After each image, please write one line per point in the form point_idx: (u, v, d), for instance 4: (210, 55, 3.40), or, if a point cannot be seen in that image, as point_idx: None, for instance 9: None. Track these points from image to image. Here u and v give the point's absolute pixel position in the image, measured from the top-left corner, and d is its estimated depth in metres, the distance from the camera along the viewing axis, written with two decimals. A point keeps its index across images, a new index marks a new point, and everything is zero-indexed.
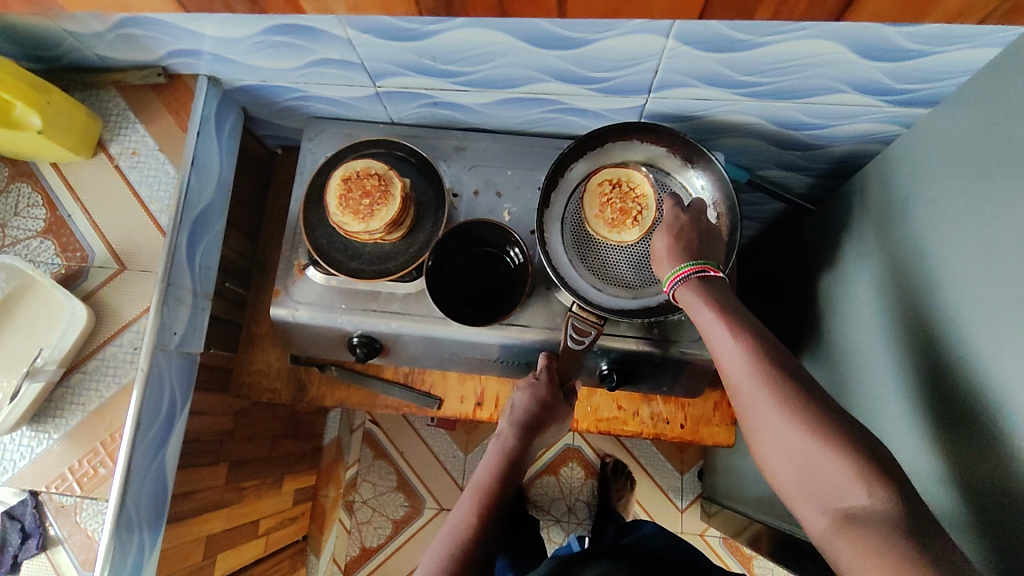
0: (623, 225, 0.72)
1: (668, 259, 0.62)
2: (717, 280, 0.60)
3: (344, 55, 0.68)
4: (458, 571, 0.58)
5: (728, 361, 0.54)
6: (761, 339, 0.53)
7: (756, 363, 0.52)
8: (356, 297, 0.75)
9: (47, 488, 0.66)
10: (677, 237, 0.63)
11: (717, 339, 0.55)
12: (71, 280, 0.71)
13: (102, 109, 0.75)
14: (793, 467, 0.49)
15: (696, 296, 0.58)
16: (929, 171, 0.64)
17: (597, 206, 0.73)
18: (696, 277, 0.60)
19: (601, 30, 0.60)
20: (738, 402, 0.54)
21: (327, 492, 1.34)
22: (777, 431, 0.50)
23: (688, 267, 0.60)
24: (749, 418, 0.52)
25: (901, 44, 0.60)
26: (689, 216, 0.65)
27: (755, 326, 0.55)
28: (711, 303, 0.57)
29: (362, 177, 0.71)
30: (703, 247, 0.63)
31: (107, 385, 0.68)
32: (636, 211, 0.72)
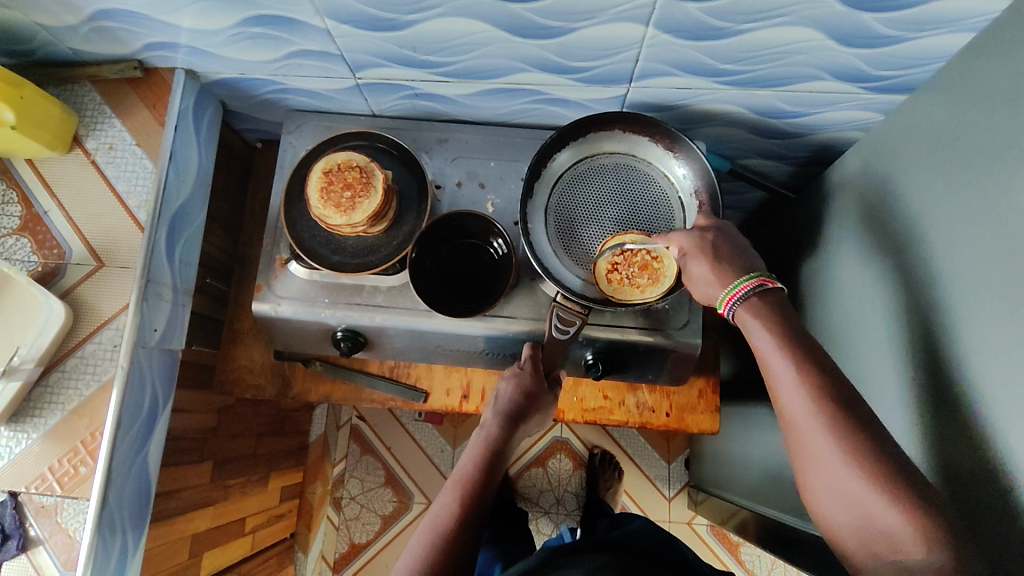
0: (656, 270, 0.70)
1: (717, 281, 0.61)
2: (773, 293, 0.59)
3: (325, 47, 0.68)
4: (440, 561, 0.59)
5: (784, 386, 0.54)
6: (820, 368, 0.54)
7: (816, 396, 0.52)
8: (339, 290, 0.75)
9: (26, 488, 0.65)
10: (716, 257, 0.62)
11: (781, 371, 0.55)
12: (49, 277, 0.69)
13: (77, 103, 0.74)
14: (839, 504, 0.51)
15: (754, 315, 0.58)
16: (907, 158, 0.65)
17: (628, 283, 0.71)
18: (755, 294, 0.59)
19: (580, 18, 0.60)
20: (787, 426, 0.55)
21: (314, 488, 1.35)
22: (827, 464, 0.51)
23: (745, 283, 0.59)
24: (796, 443, 0.54)
25: (878, 30, 0.61)
26: (715, 232, 0.64)
27: (816, 353, 0.55)
28: (774, 329, 0.56)
29: (343, 170, 0.71)
30: (744, 260, 0.62)
31: (86, 384, 0.67)
32: (644, 252, 0.71)
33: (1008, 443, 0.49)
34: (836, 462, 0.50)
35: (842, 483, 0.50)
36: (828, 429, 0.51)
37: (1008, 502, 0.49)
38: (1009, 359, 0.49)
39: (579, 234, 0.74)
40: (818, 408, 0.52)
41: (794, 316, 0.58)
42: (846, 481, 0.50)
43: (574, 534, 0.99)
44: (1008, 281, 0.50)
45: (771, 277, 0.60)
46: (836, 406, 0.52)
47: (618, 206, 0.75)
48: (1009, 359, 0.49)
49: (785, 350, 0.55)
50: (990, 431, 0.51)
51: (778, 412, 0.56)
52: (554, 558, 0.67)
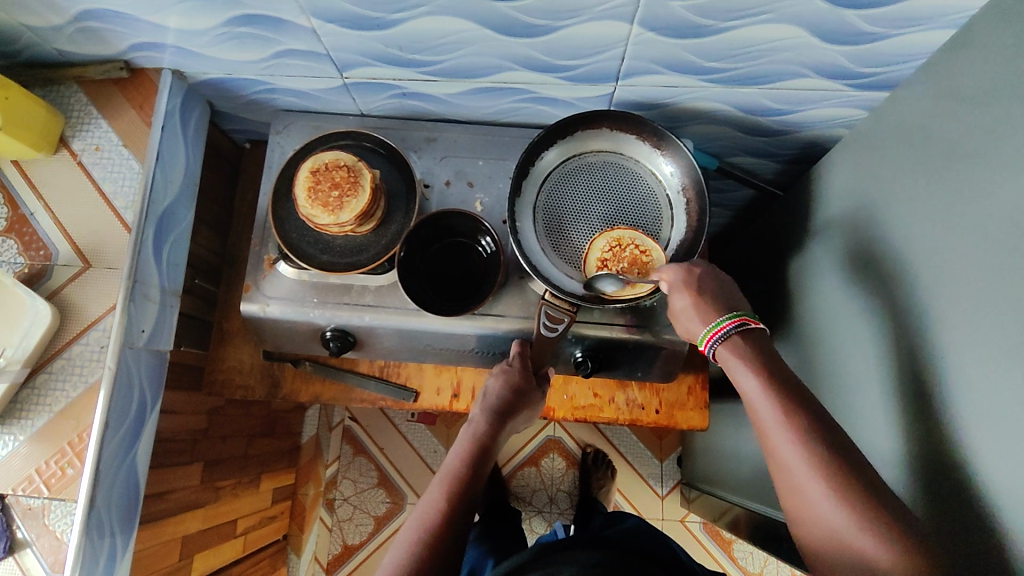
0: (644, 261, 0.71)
1: (699, 318, 0.63)
2: (756, 334, 0.61)
3: (312, 46, 0.68)
4: (428, 557, 0.59)
5: (767, 422, 0.56)
6: (801, 405, 0.55)
7: (800, 436, 0.53)
8: (328, 290, 0.75)
9: (13, 490, 0.65)
10: (698, 292, 0.64)
11: (766, 413, 0.56)
12: (35, 279, 0.69)
13: (63, 104, 0.74)
14: (826, 534, 0.51)
15: (735, 355, 0.60)
16: (891, 154, 0.65)
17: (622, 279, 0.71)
18: (736, 331, 0.61)
19: (565, 16, 0.61)
20: (772, 462, 0.56)
21: (307, 490, 1.36)
22: (812, 497, 0.52)
23: (726, 322, 0.61)
24: (781, 478, 0.55)
25: (860, 26, 0.61)
26: (702, 269, 0.65)
27: (798, 390, 0.57)
28: (757, 369, 0.58)
29: (330, 169, 0.71)
30: (725, 299, 0.64)
31: (74, 385, 0.67)
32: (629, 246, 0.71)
33: (989, 436, 0.49)
34: (820, 495, 0.51)
35: (827, 515, 0.51)
36: (810, 463, 0.52)
37: (988, 493, 0.49)
38: (989, 351, 0.50)
39: (567, 232, 0.74)
40: (799, 443, 0.53)
41: (776, 355, 0.60)
42: (830, 512, 0.51)
43: (567, 532, 1.00)
44: (988, 274, 0.51)
45: (752, 316, 0.62)
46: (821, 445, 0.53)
47: (605, 204, 0.76)
48: (989, 352, 0.50)
49: (769, 390, 0.56)
50: (971, 423, 0.51)
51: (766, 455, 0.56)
52: (544, 556, 0.67)
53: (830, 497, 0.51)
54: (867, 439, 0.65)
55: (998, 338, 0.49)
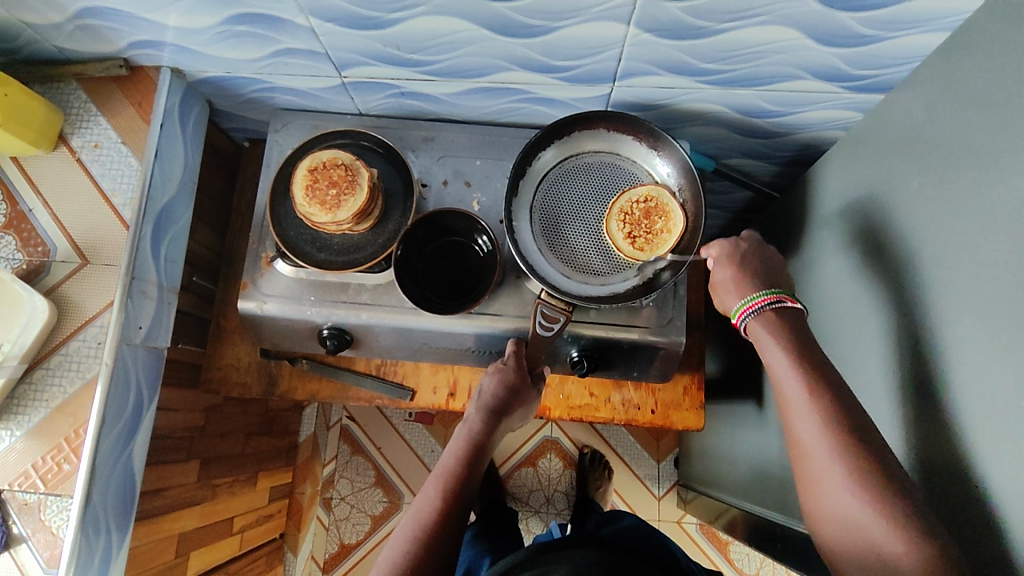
0: (653, 211, 0.72)
1: (735, 291, 0.65)
2: (791, 311, 0.62)
3: (311, 45, 0.68)
4: (423, 553, 0.59)
5: (790, 396, 0.57)
6: (828, 385, 0.56)
7: (826, 417, 0.55)
8: (326, 289, 0.75)
9: (9, 485, 0.65)
10: (741, 268, 0.66)
11: (791, 392, 0.57)
12: (33, 275, 0.69)
13: (62, 101, 0.74)
14: (835, 512, 0.53)
15: (767, 328, 0.61)
16: (886, 156, 0.66)
17: (650, 234, 0.71)
18: (770, 308, 0.62)
19: (563, 17, 0.61)
20: (791, 437, 0.57)
21: (304, 489, 1.36)
22: (827, 476, 0.53)
23: (761, 297, 0.63)
24: (798, 454, 0.56)
25: (855, 28, 0.61)
26: (748, 245, 0.68)
27: (827, 370, 0.58)
28: (787, 347, 0.59)
29: (328, 168, 0.71)
30: (769, 276, 0.66)
31: (70, 380, 0.67)
32: (635, 207, 0.72)
33: (989, 435, 0.49)
34: (835, 474, 0.53)
35: (839, 494, 0.52)
36: (831, 442, 0.54)
37: (988, 492, 0.49)
38: (987, 352, 0.50)
39: (564, 232, 0.75)
40: (821, 421, 0.55)
41: (808, 332, 0.61)
42: (842, 487, 0.52)
43: (564, 531, 1.00)
44: (984, 275, 0.51)
45: (791, 296, 0.63)
46: (843, 428, 0.54)
47: (603, 204, 0.76)
48: (985, 351, 0.50)
49: (796, 368, 0.58)
50: (970, 422, 0.51)
51: (787, 432, 0.58)
52: (540, 557, 0.66)
53: (844, 476, 0.52)
54: None
55: (995, 338, 0.49)
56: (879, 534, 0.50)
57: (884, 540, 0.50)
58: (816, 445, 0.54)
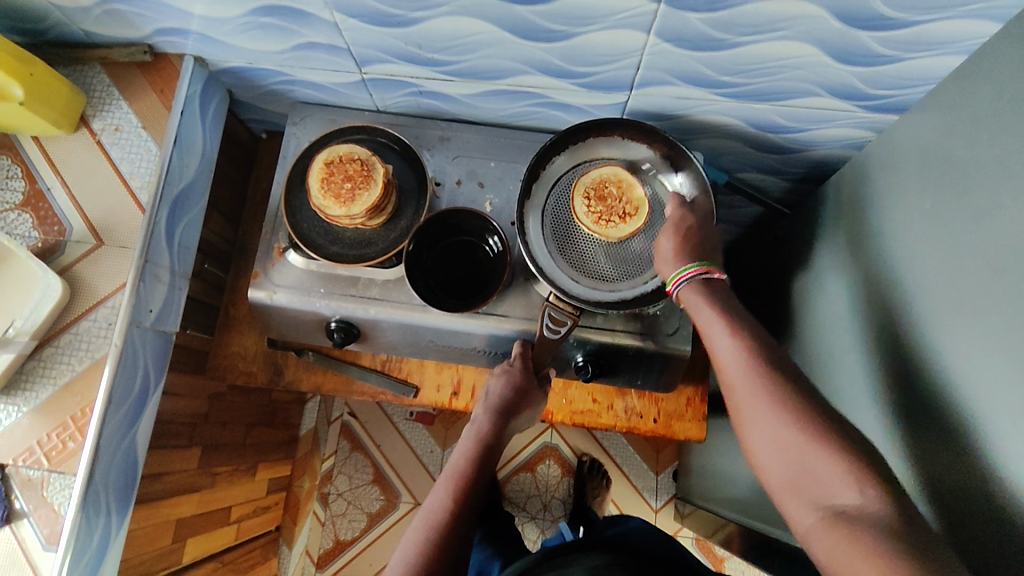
0: (600, 189, 0.74)
1: (673, 260, 0.65)
2: (719, 281, 0.63)
3: (333, 39, 0.69)
4: (435, 555, 0.59)
5: (723, 360, 0.57)
6: (757, 341, 0.57)
7: (752, 359, 0.55)
8: (336, 282, 0.75)
9: (14, 461, 0.65)
10: (683, 240, 0.66)
11: (718, 339, 0.58)
12: (48, 253, 0.70)
13: (86, 84, 0.75)
14: (784, 461, 0.51)
15: (697, 292, 0.62)
16: (898, 176, 0.66)
17: (618, 191, 0.74)
18: (700, 278, 0.63)
19: (583, 23, 0.62)
20: (730, 400, 0.56)
21: (302, 483, 1.34)
22: (767, 424, 0.52)
23: (692, 267, 0.63)
24: (738, 415, 0.56)
25: (874, 46, 0.62)
26: (694, 219, 0.68)
27: (756, 331, 0.58)
28: (711, 302, 0.60)
29: (344, 162, 0.72)
30: (706, 247, 0.66)
31: (79, 359, 0.68)
32: (597, 209, 0.73)
33: (994, 460, 0.49)
34: (774, 421, 0.52)
35: (782, 437, 0.51)
36: (765, 392, 0.53)
37: (994, 514, 0.49)
38: (992, 374, 0.50)
39: (575, 236, 0.75)
40: (750, 365, 0.55)
41: (731, 294, 0.62)
42: (780, 425, 0.52)
43: (574, 534, 0.99)
44: (994, 297, 0.51)
45: (717, 268, 0.64)
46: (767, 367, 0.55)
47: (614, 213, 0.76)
48: (991, 374, 0.50)
49: (723, 319, 0.59)
50: (975, 447, 0.51)
51: (720, 385, 0.58)
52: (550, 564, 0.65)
53: (783, 420, 0.52)
54: None
55: (1001, 360, 0.49)
56: (832, 471, 0.48)
57: (837, 477, 0.48)
58: (751, 398, 0.54)
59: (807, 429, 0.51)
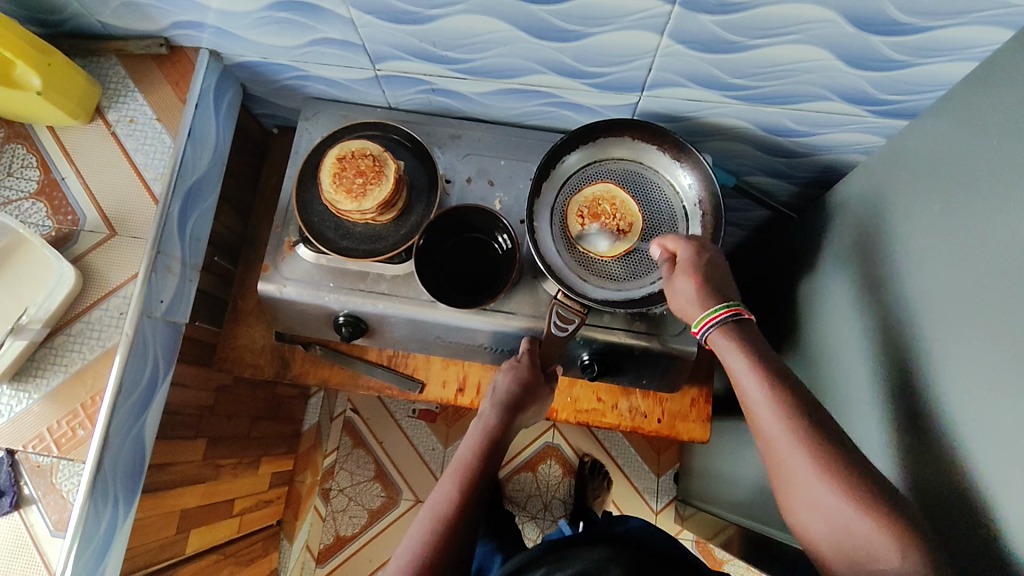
0: (595, 207, 0.75)
1: (697, 301, 0.64)
2: (747, 323, 0.62)
3: (348, 35, 0.70)
4: (439, 549, 0.59)
5: (765, 421, 0.56)
6: (797, 399, 0.56)
7: (791, 418, 0.55)
8: (345, 276, 0.76)
9: (24, 447, 0.66)
10: (703, 279, 0.64)
11: (753, 392, 0.57)
12: (61, 242, 0.71)
13: (101, 75, 0.76)
14: (830, 527, 0.52)
15: (732, 344, 0.60)
16: (905, 181, 0.66)
17: (611, 208, 0.75)
18: (731, 320, 0.62)
19: (597, 23, 0.62)
20: (767, 454, 0.57)
21: (304, 477, 1.36)
22: (813, 490, 0.53)
23: (721, 310, 0.62)
24: (778, 472, 0.56)
25: (885, 51, 0.62)
26: (710, 257, 0.66)
27: (793, 384, 0.57)
28: (745, 350, 0.59)
29: (356, 157, 0.73)
30: (726, 287, 0.65)
31: (90, 348, 0.68)
32: (591, 226, 0.75)
33: (997, 463, 0.49)
34: (821, 488, 0.52)
35: (825, 503, 0.52)
36: (807, 457, 0.53)
37: (995, 517, 0.49)
38: (996, 377, 0.50)
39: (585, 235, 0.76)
40: (789, 427, 0.55)
41: (763, 339, 0.61)
42: (824, 492, 0.52)
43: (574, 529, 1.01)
44: (999, 301, 0.52)
45: (744, 308, 0.63)
46: (807, 427, 0.54)
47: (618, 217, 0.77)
48: (996, 378, 0.50)
49: (758, 373, 0.57)
50: (978, 450, 0.51)
51: (757, 438, 0.58)
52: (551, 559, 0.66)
53: (830, 488, 0.52)
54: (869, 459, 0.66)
55: (1006, 364, 0.50)
56: (881, 545, 0.50)
57: (886, 549, 0.49)
58: (796, 464, 0.54)
59: (856, 499, 0.51)
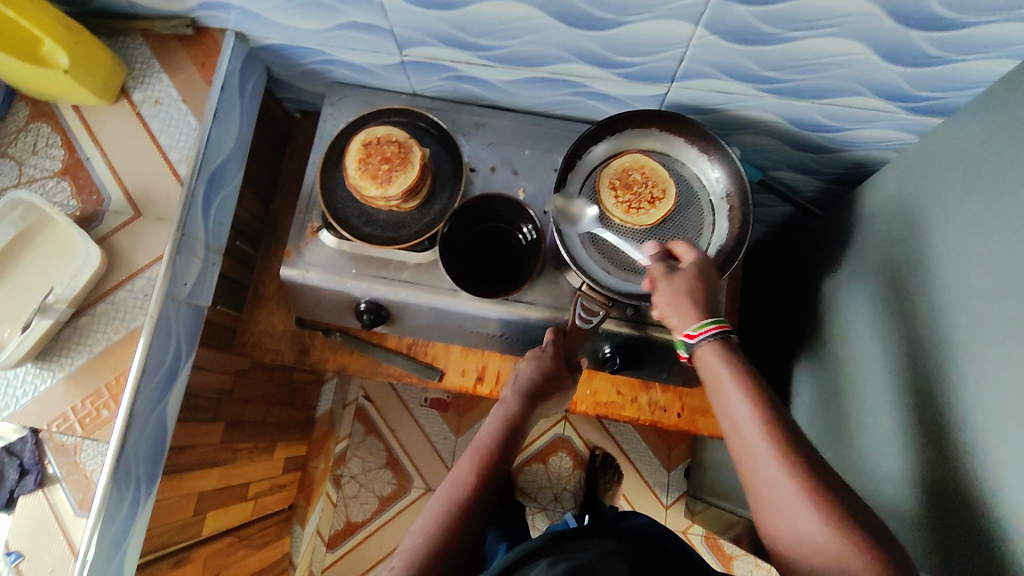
0: (623, 181, 0.75)
1: (690, 312, 0.62)
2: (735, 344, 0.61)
3: (376, 20, 0.69)
4: (452, 531, 0.59)
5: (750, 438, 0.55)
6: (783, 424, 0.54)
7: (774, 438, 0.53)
8: (367, 263, 0.75)
9: (48, 427, 0.66)
10: (698, 292, 0.63)
11: (738, 408, 0.56)
12: (86, 222, 0.70)
13: (127, 55, 0.75)
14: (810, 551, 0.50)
15: (722, 361, 0.59)
16: (939, 178, 0.65)
17: (637, 179, 0.75)
18: (718, 336, 0.60)
19: (631, 12, 0.61)
20: (744, 471, 0.55)
21: (316, 463, 1.36)
22: (792, 511, 0.51)
23: (711, 325, 0.61)
24: (758, 493, 0.53)
25: (925, 45, 0.61)
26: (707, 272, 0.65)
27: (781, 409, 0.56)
28: (734, 368, 0.58)
29: (382, 144, 0.72)
30: (715, 305, 0.64)
31: (115, 329, 0.68)
32: (626, 202, 0.74)
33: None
34: (803, 510, 0.50)
35: (798, 520, 0.50)
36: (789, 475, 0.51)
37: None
38: None
39: (609, 226, 0.75)
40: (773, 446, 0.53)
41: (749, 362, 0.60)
42: (804, 511, 0.50)
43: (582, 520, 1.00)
44: None
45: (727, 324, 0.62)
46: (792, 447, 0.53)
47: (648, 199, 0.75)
48: None
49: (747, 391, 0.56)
50: (1008, 453, 0.51)
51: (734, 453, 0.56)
52: (555, 550, 0.63)
53: (813, 508, 0.50)
54: (892, 459, 0.65)
55: None
56: (855, 569, 0.48)
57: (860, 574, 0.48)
58: (781, 483, 0.51)
59: (834, 520, 0.49)
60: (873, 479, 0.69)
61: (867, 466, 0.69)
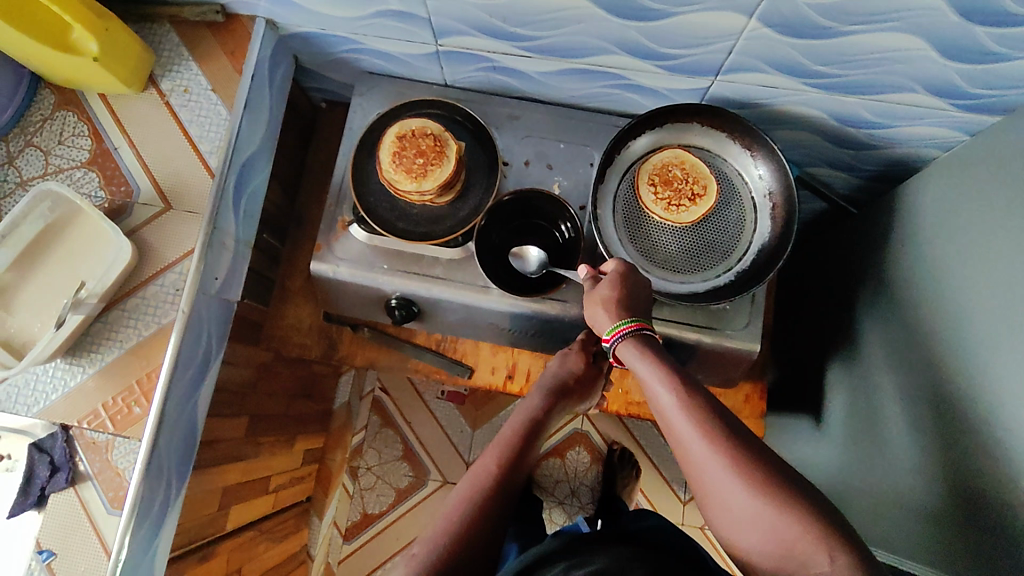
0: (663, 176, 0.73)
1: (607, 314, 0.62)
2: (654, 338, 0.60)
3: (413, 8, 0.67)
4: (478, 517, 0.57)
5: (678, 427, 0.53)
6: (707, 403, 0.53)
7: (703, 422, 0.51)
8: (399, 258, 0.73)
9: (79, 423, 0.65)
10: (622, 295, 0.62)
11: (660, 397, 0.55)
12: (115, 214, 0.69)
13: (155, 42, 0.73)
14: (759, 538, 0.48)
15: (638, 355, 0.58)
16: (993, 179, 0.63)
17: (676, 174, 0.73)
18: (632, 334, 0.59)
19: (681, 3, 0.59)
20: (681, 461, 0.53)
21: (334, 456, 1.35)
22: (728, 495, 0.49)
23: (625, 324, 0.60)
24: (696, 481, 0.52)
25: (986, 41, 0.59)
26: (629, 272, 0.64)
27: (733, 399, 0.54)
28: (651, 359, 0.57)
29: (417, 136, 0.70)
30: (640, 306, 0.63)
31: (146, 324, 0.67)
32: (665, 199, 0.73)
33: None
34: (739, 495, 0.48)
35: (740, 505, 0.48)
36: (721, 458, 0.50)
37: None
38: None
39: (647, 223, 0.74)
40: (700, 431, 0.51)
41: (662, 347, 0.59)
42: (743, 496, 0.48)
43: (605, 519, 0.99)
44: None
45: (645, 322, 0.61)
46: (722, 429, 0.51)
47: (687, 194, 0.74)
48: None
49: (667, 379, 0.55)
50: None
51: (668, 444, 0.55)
52: (572, 553, 0.62)
53: (750, 494, 0.48)
54: (935, 466, 0.64)
55: None
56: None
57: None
58: (710, 466, 0.50)
59: None
60: (914, 485, 0.67)
61: (907, 472, 0.68)
